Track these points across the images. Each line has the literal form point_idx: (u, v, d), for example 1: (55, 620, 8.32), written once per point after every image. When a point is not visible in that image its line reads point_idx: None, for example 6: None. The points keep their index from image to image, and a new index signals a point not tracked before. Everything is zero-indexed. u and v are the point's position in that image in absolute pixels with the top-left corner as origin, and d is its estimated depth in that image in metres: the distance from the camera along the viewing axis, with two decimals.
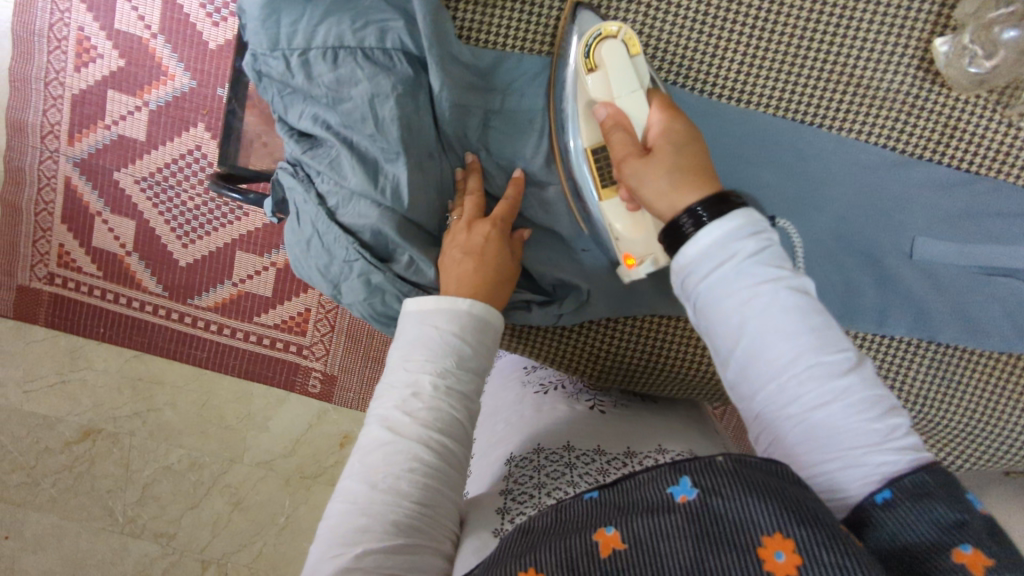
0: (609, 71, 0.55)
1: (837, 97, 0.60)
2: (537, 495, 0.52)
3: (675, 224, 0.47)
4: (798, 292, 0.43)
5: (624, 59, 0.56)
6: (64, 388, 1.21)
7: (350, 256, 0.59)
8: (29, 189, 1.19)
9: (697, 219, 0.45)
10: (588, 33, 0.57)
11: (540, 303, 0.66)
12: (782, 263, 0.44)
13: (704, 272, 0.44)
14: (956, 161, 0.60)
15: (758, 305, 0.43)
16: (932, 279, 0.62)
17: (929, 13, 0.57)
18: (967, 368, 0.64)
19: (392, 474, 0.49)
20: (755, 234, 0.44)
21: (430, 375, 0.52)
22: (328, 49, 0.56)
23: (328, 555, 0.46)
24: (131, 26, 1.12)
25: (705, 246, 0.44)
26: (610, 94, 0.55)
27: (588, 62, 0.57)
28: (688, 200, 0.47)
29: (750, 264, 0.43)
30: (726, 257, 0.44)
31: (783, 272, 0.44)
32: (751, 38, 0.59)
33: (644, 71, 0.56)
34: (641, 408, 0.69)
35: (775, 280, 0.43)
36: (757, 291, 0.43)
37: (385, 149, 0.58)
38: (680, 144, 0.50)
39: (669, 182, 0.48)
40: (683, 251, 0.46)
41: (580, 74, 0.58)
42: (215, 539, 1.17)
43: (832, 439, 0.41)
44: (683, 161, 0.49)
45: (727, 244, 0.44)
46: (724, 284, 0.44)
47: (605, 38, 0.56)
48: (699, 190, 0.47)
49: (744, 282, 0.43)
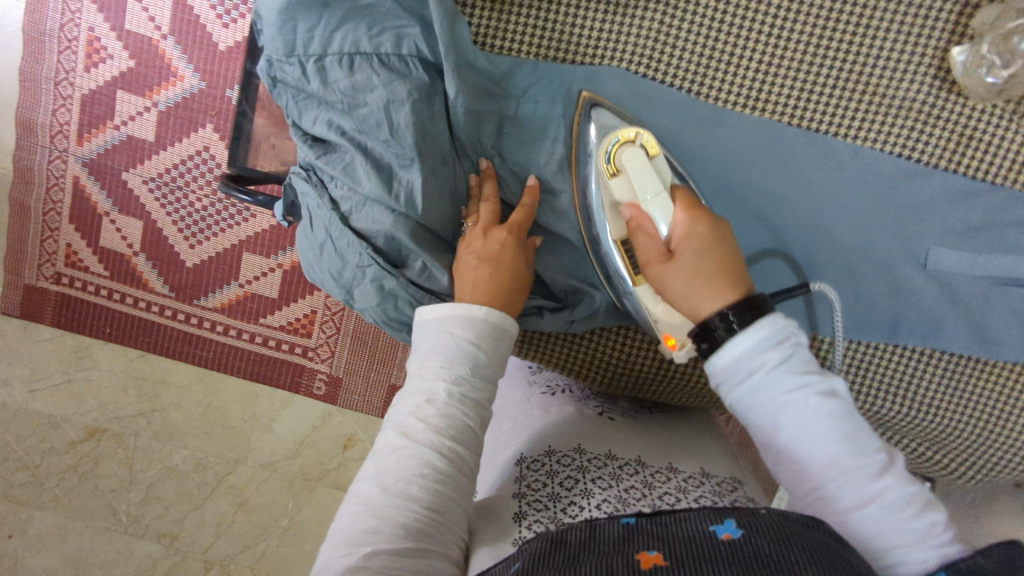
0: (631, 176, 0.57)
1: (851, 105, 0.60)
2: (553, 508, 0.52)
3: (707, 326, 0.49)
4: (827, 396, 0.44)
5: (645, 163, 0.57)
6: (70, 387, 1.22)
7: (363, 261, 0.59)
8: (38, 189, 1.20)
9: (730, 326, 0.47)
10: (607, 137, 0.59)
11: (552, 308, 0.65)
12: (810, 366, 0.46)
13: (736, 381, 0.46)
14: (970, 170, 0.60)
15: (789, 414, 0.44)
16: (945, 288, 0.62)
17: (947, 21, 0.57)
18: (981, 379, 0.63)
19: (404, 478, 0.48)
20: (781, 342, 0.46)
21: (444, 381, 0.52)
22: (344, 55, 0.57)
23: (337, 553, 0.46)
24: (142, 27, 1.12)
25: (733, 356, 0.46)
26: (635, 197, 0.57)
27: (610, 167, 0.58)
28: (721, 304, 0.49)
29: (778, 373, 0.45)
30: (755, 365, 0.45)
31: (811, 377, 0.45)
32: (766, 45, 0.59)
33: (666, 169, 0.58)
34: (648, 420, 0.68)
35: (803, 387, 0.44)
36: (788, 398, 0.44)
37: (400, 155, 0.58)
38: (706, 246, 0.52)
39: (699, 287, 0.51)
40: (713, 359, 0.47)
41: (602, 176, 0.59)
42: (219, 540, 1.17)
43: (870, 541, 0.42)
44: (709, 267, 0.51)
45: (755, 355, 0.45)
46: (756, 392, 0.45)
47: (623, 144, 0.58)
48: (727, 293, 0.50)
49: (774, 392, 0.45)
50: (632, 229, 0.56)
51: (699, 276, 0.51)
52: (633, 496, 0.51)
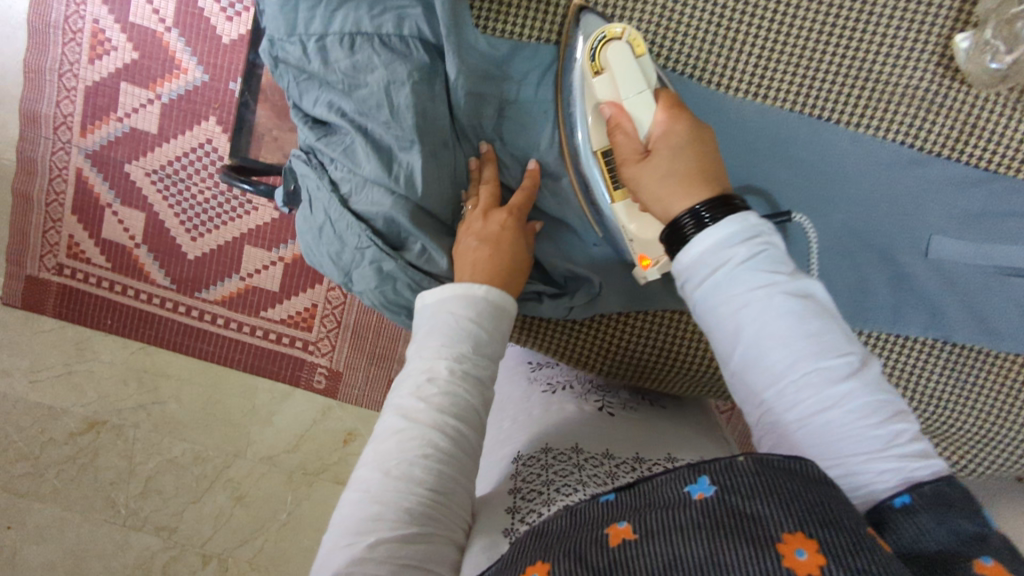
0: (614, 74, 0.55)
1: (854, 93, 0.59)
2: (547, 493, 0.52)
3: (678, 225, 0.49)
4: (795, 296, 0.44)
5: (630, 60, 0.55)
6: (70, 379, 1.22)
7: (362, 243, 0.59)
8: (41, 180, 1.20)
9: (700, 220, 0.48)
10: (592, 36, 0.57)
11: (551, 294, 0.66)
12: (781, 266, 0.45)
13: (700, 277, 0.46)
14: (973, 159, 0.59)
15: (752, 311, 0.44)
16: (947, 279, 0.62)
17: (949, 11, 0.57)
18: (983, 371, 0.63)
19: (405, 460, 0.48)
20: (747, 240, 0.45)
21: (445, 360, 0.51)
22: (345, 35, 0.57)
23: (341, 543, 0.46)
24: (146, 19, 1.12)
25: (698, 253, 0.46)
26: (616, 95, 0.55)
27: (594, 64, 0.57)
28: (691, 201, 0.49)
29: (743, 270, 0.45)
30: (721, 262, 0.45)
31: (779, 276, 0.44)
32: (768, 31, 0.59)
33: (650, 68, 0.56)
34: (648, 411, 0.68)
35: (769, 286, 0.44)
36: (752, 295, 0.44)
37: (400, 137, 0.58)
38: (684, 142, 0.52)
39: (673, 184, 0.51)
40: (682, 255, 0.47)
41: (586, 80, 0.58)
42: (217, 533, 1.17)
43: (826, 447, 0.41)
44: (682, 163, 0.51)
45: (721, 252, 0.46)
46: (718, 289, 0.45)
47: (609, 41, 0.56)
48: (701, 190, 0.50)
49: (738, 288, 0.44)
50: (611, 129, 0.55)
51: (672, 170, 0.51)
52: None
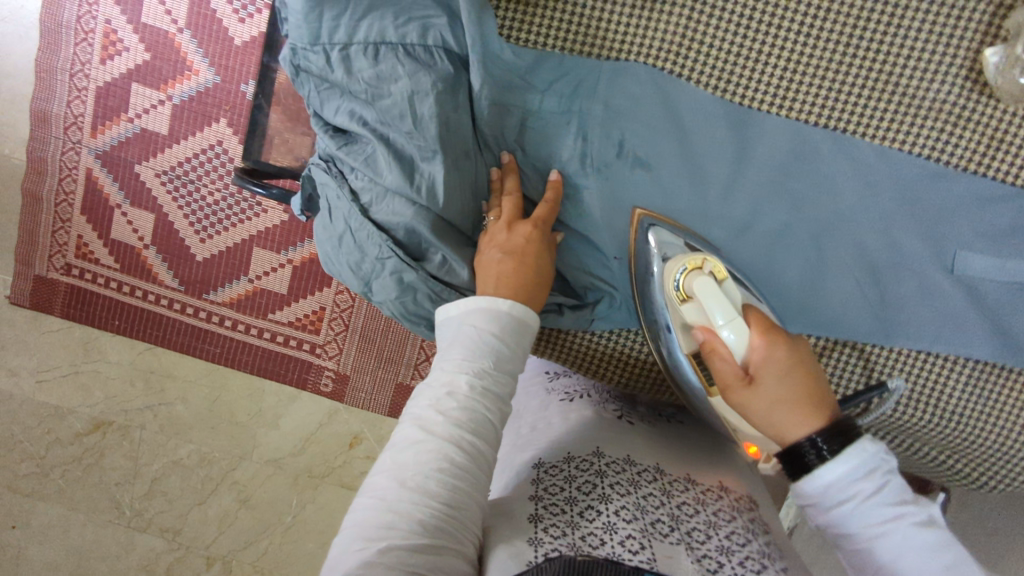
0: (704, 303, 0.57)
1: (879, 105, 0.59)
2: (570, 512, 0.51)
3: (798, 451, 0.51)
4: (922, 524, 0.46)
5: (716, 289, 0.57)
6: (77, 378, 1.21)
7: (382, 253, 0.58)
8: (51, 179, 1.19)
9: (820, 451, 0.50)
10: (673, 265, 0.59)
11: (572, 306, 0.66)
12: (905, 495, 0.48)
13: (829, 506, 0.49)
14: (999, 173, 0.59)
15: (887, 542, 0.46)
16: (972, 293, 0.61)
17: (979, 22, 0.56)
18: (1006, 386, 0.62)
19: (421, 472, 0.48)
20: (874, 472, 0.48)
21: (466, 374, 0.51)
22: (370, 45, 0.57)
23: (350, 548, 0.45)
24: (159, 20, 1.12)
25: (826, 481, 0.49)
26: (707, 321, 0.57)
27: (679, 294, 0.59)
28: (809, 427, 0.52)
29: (873, 503, 0.47)
30: (846, 492, 0.48)
31: (906, 506, 0.47)
32: (794, 43, 0.58)
33: (735, 291, 0.58)
34: (666, 428, 0.67)
35: (899, 517, 0.46)
36: (882, 526, 0.47)
37: (423, 147, 0.57)
38: (787, 367, 0.55)
39: (790, 413, 0.53)
40: (803, 481, 0.50)
41: (671, 303, 0.60)
42: (222, 535, 1.17)
43: None
44: (794, 394, 0.54)
45: (849, 484, 0.48)
46: (849, 519, 0.48)
47: (691, 272, 0.59)
48: (814, 417, 0.53)
49: (869, 520, 0.47)
50: (707, 353, 0.57)
51: (782, 401, 0.54)
52: (652, 504, 0.52)
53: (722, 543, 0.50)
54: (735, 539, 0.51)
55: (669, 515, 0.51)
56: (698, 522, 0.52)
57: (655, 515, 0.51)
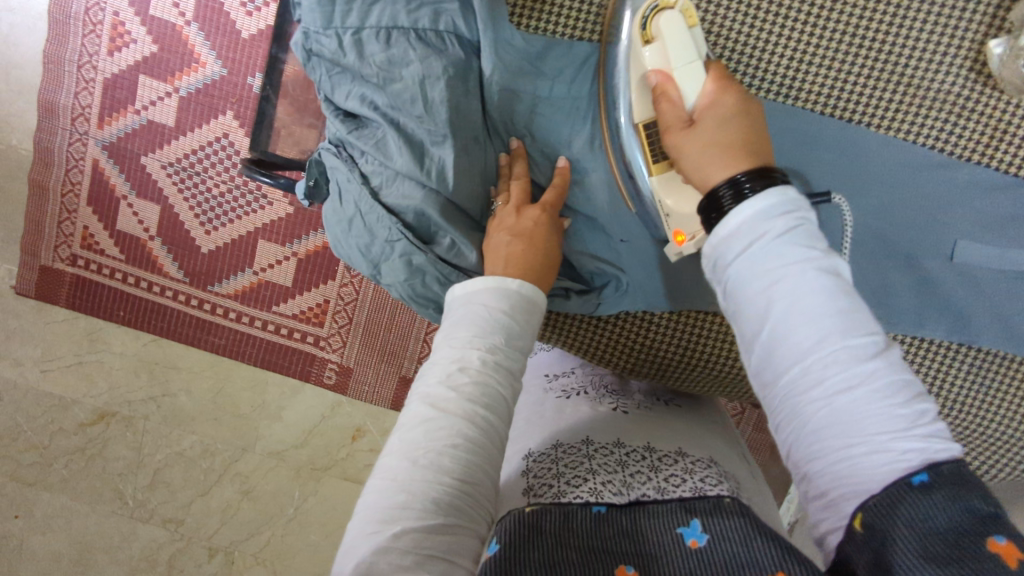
0: (666, 43, 0.54)
1: (885, 97, 0.60)
2: (557, 485, 0.52)
3: (715, 195, 0.48)
4: (828, 273, 0.43)
5: (682, 29, 0.54)
6: (81, 369, 1.22)
7: (392, 236, 0.59)
8: (57, 170, 1.20)
9: (739, 189, 0.47)
10: (643, 4, 0.56)
11: (578, 290, 0.67)
12: (816, 243, 0.44)
13: (733, 246, 0.46)
14: (1002, 165, 0.60)
15: (786, 285, 0.43)
16: (974, 283, 0.62)
17: (983, 15, 0.57)
18: (1006, 376, 0.63)
19: (434, 450, 0.48)
20: (786, 214, 0.45)
21: (478, 349, 0.52)
22: (382, 29, 0.58)
23: (365, 531, 0.46)
24: (167, 13, 1.13)
25: (734, 225, 0.46)
26: (665, 65, 0.54)
27: (645, 34, 0.56)
28: (734, 171, 0.49)
29: (780, 244, 0.44)
30: (757, 235, 0.45)
31: (814, 252, 0.44)
32: (802, 32, 0.59)
33: (701, 41, 0.56)
34: (664, 410, 0.67)
35: (806, 261, 0.43)
36: (787, 269, 0.43)
37: (433, 132, 0.58)
38: (731, 114, 0.52)
39: (722, 158, 0.50)
40: (720, 228, 0.47)
41: (634, 46, 0.57)
42: (224, 527, 1.17)
43: (848, 423, 0.40)
44: (730, 140, 0.50)
45: (758, 224, 0.45)
46: (752, 260, 0.44)
47: (662, 10, 0.55)
48: (743, 161, 0.49)
49: (773, 262, 0.44)
50: (657, 96, 0.55)
51: (716, 139, 0.51)
52: (638, 481, 0.53)
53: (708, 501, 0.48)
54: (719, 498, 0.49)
55: (655, 487, 0.51)
56: (683, 489, 0.51)
57: (641, 490, 0.51)
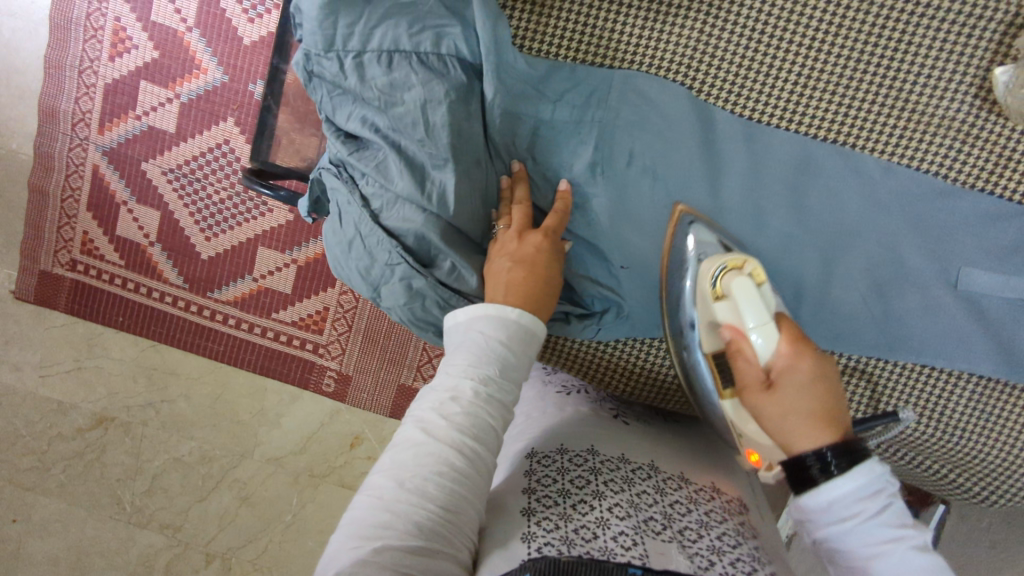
0: (737, 301, 0.56)
1: (888, 122, 0.59)
2: (563, 504, 0.52)
3: (800, 462, 0.49)
4: (919, 550, 0.45)
5: (753, 291, 0.56)
6: (80, 374, 1.21)
7: (392, 259, 0.58)
8: (58, 175, 1.20)
9: (827, 467, 0.47)
10: (712, 262, 0.58)
11: (578, 314, 0.67)
12: (904, 518, 0.46)
13: (827, 522, 0.47)
14: (1005, 192, 0.59)
15: (883, 566, 0.44)
16: (976, 309, 0.61)
17: (990, 40, 0.56)
18: (1008, 402, 0.62)
19: (420, 475, 0.48)
20: (875, 493, 0.46)
21: (471, 380, 0.51)
22: (384, 53, 0.57)
23: (345, 545, 0.46)
24: (169, 19, 1.12)
25: (823, 500, 0.47)
26: (737, 320, 0.56)
27: (714, 290, 0.58)
28: (818, 441, 0.49)
29: (871, 525, 0.45)
30: (847, 510, 0.46)
31: (906, 530, 0.45)
32: (806, 57, 0.59)
33: (771, 298, 0.57)
34: (661, 428, 0.70)
35: (898, 540, 0.45)
36: (879, 548, 0.45)
37: (434, 156, 0.58)
38: (809, 380, 0.51)
39: (803, 423, 0.50)
40: (807, 495, 0.48)
41: (704, 298, 0.59)
42: (222, 533, 1.17)
43: None
44: (810, 407, 0.50)
45: (847, 503, 0.46)
46: (846, 539, 0.46)
47: (730, 271, 0.57)
48: (829, 432, 0.49)
49: (866, 542, 0.45)
50: (731, 352, 0.56)
51: (796, 410, 0.50)
52: (645, 501, 0.53)
53: (714, 543, 0.50)
54: (727, 539, 0.51)
55: (662, 513, 0.52)
56: (689, 521, 0.52)
57: (648, 513, 0.52)
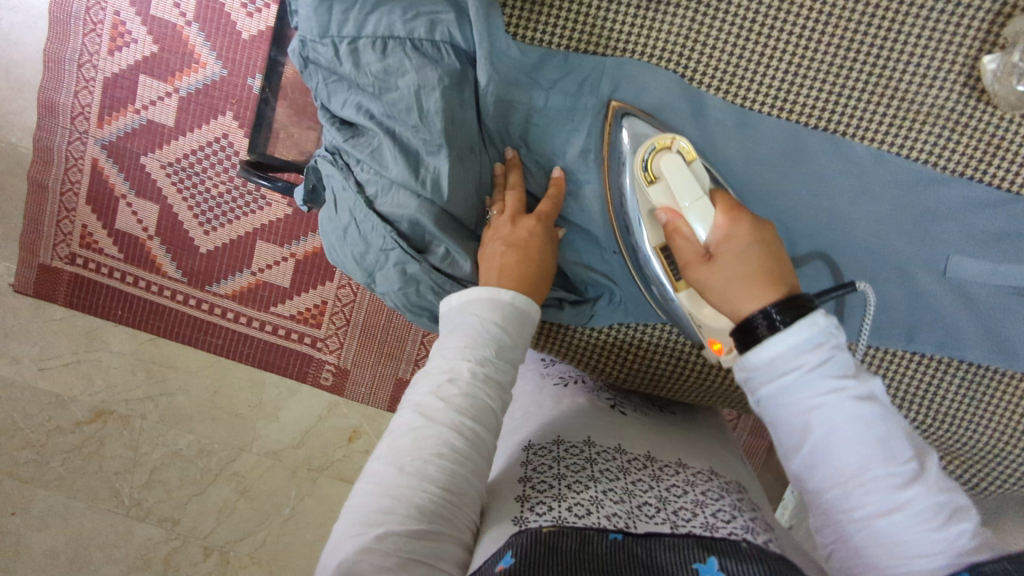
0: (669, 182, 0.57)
1: (879, 111, 0.60)
2: (557, 486, 0.53)
3: (749, 325, 0.48)
4: (862, 400, 0.45)
5: (683, 169, 0.56)
6: (79, 367, 1.22)
7: (386, 245, 0.59)
8: (57, 168, 1.20)
9: (771, 322, 0.47)
10: (642, 146, 0.59)
11: (571, 301, 0.68)
12: (848, 369, 0.45)
13: (768, 377, 0.46)
14: (994, 180, 0.60)
15: (822, 415, 0.44)
16: (966, 297, 0.62)
17: (979, 29, 0.57)
18: (999, 390, 0.63)
19: (420, 458, 0.48)
20: (819, 344, 0.45)
21: (468, 361, 0.52)
22: (378, 39, 0.58)
23: (349, 532, 0.46)
24: (167, 13, 1.13)
25: (768, 356, 0.46)
26: (673, 200, 0.57)
27: (647, 175, 0.58)
28: (762, 300, 0.49)
29: (811, 375, 0.45)
30: (791, 363, 0.45)
31: (848, 380, 0.45)
32: (797, 46, 0.59)
33: (704, 174, 0.57)
34: (656, 417, 0.70)
35: (838, 390, 0.44)
36: (821, 400, 0.44)
37: (428, 141, 0.58)
38: (747, 246, 0.52)
39: (746, 287, 0.50)
40: (751, 352, 0.47)
41: (639, 188, 0.59)
42: (220, 526, 1.18)
43: (888, 544, 0.42)
44: (753, 271, 0.51)
45: (788, 356, 0.45)
46: (786, 393, 0.45)
47: (659, 152, 0.58)
48: (773, 289, 0.50)
49: (806, 393, 0.45)
50: (670, 233, 0.56)
51: (739, 274, 0.51)
52: (640, 489, 0.54)
53: (709, 520, 0.49)
54: (721, 515, 0.50)
55: (657, 497, 0.53)
56: (685, 502, 0.53)
57: (643, 499, 0.52)
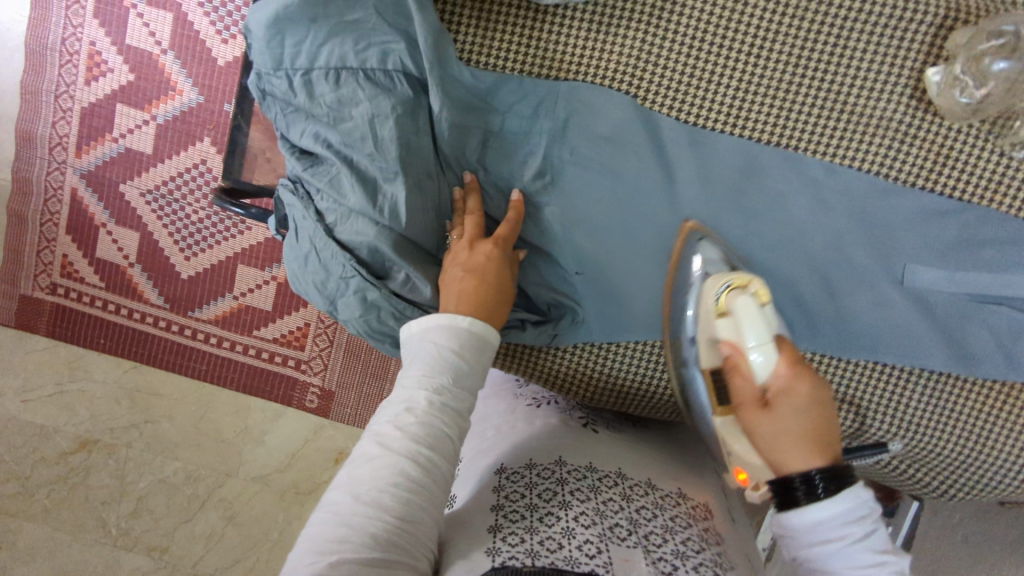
0: (739, 320, 0.53)
1: (830, 125, 0.60)
2: (529, 517, 0.52)
3: (788, 483, 0.47)
4: None
5: (756, 310, 0.53)
6: (62, 398, 1.21)
7: (346, 272, 0.59)
8: (37, 199, 1.21)
9: (813, 492, 0.46)
10: (721, 277, 0.57)
11: (534, 321, 0.67)
12: (888, 546, 0.45)
13: (811, 541, 0.46)
14: (948, 190, 0.60)
15: None
16: (925, 304, 0.62)
17: (923, 39, 0.58)
18: (960, 395, 0.63)
19: (377, 487, 0.48)
20: (863, 517, 0.45)
21: (426, 390, 0.52)
22: (331, 70, 0.59)
23: (303, 558, 0.45)
24: (143, 42, 1.14)
25: (811, 520, 0.45)
26: (737, 337, 0.53)
27: (718, 306, 0.56)
28: (807, 465, 0.47)
29: (852, 548, 0.44)
30: (835, 532, 0.45)
31: (890, 557, 0.44)
32: (744, 64, 0.60)
33: (775, 319, 0.54)
34: (632, 436, 0.70)
35: (882, 565, 0.44)
36: (862, 574, 0.44)
37: (385, 169, 0.59)
38: (807, 406, 0.49)
39: (794, 445, 0.48)
40: (793, 513, 0.46)
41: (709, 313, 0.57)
42: (208, 554, 1.16)
43: None
44: (805, 429, 0.48)
45: (836, 525, 0.44)
46: (827, 559, 0.45)
47: (737, 288, 0.55)
48: (817, 456, 0.47)
49: (850, 566, 0.44)
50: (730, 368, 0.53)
51: (789, 432, 0.48)
52: (611, 509, 0.53)
53: (679, 548, 0.51)
54: (691, 545, 0.52)
55: (628, 518, 0.53)
56: (654, 526, 0.53)
57: (614, 519, 0.52)
